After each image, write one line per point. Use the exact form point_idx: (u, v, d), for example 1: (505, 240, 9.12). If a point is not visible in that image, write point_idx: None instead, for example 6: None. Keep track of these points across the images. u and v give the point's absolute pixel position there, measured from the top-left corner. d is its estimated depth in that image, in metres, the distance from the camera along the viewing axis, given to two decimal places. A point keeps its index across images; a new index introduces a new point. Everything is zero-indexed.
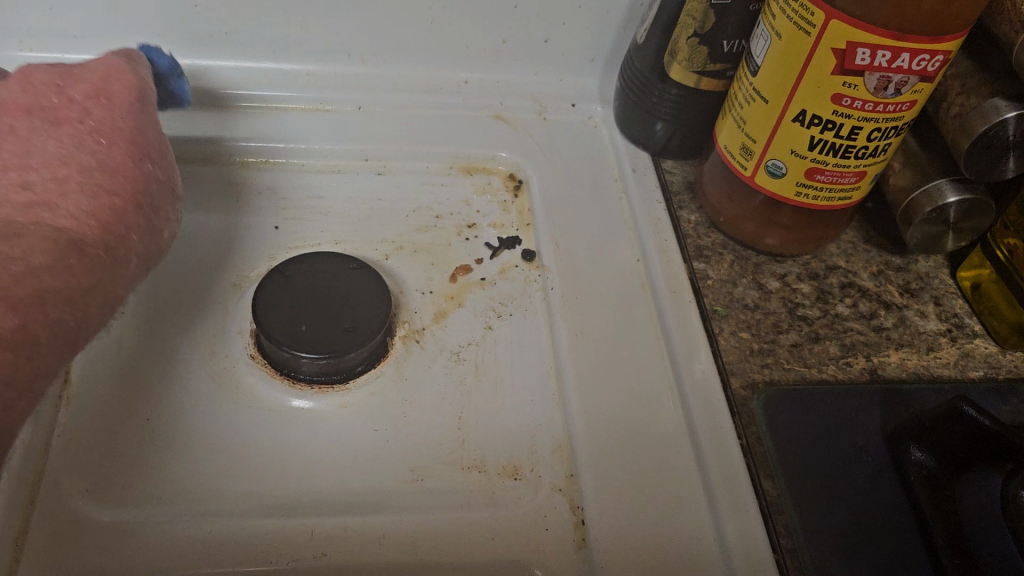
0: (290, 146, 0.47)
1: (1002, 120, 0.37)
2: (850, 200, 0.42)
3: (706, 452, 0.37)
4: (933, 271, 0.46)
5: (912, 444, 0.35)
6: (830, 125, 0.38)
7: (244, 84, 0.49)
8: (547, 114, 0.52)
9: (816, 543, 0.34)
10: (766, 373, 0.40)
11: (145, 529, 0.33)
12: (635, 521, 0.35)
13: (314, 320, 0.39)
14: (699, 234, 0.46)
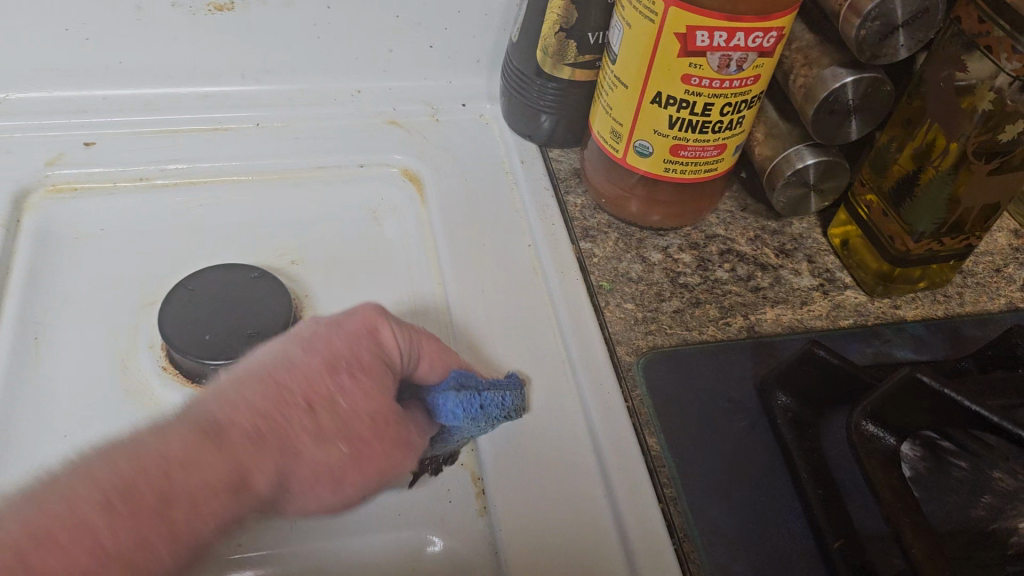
0: (193, 166, 0.49)
1: (842, 84, 0.40)
2: (717, 171, 0.45)
3: (594, 419, 0.39)
4: (807, 232, 0.50)
5: (778, 390, 0.38)
6: (684, 104, 0.41)
7: (142, 110, 0.51)
8: (439, 116, 0.54)
9: (693, 487, 0.37)
10: (650, 338, 0.43)
11: None
12: (531, 487, 0.37)
13: (218, 330, 0.41)
14: (585, 216, 0.49)
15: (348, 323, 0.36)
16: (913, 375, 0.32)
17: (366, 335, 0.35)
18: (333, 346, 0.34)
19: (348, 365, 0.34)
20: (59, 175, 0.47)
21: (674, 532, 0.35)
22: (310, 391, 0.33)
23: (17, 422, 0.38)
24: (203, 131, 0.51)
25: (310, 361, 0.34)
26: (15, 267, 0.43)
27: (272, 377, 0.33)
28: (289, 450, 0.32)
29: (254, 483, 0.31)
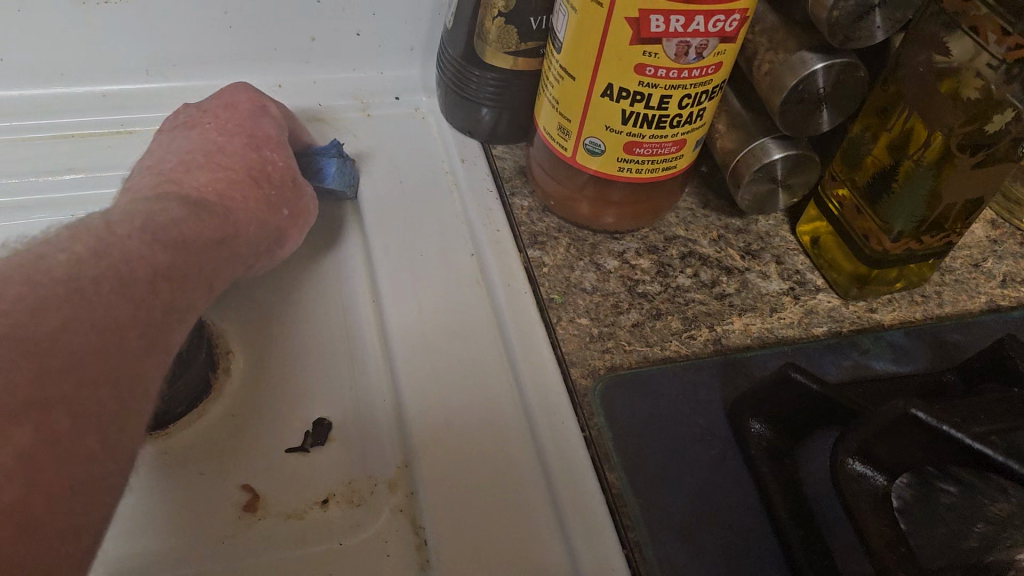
0: (90, 175, 0.43)
1: (811, 73, 0.36)
2: (676, 168, 0.41)
3: (548, 454, 0.35)
4: (773, 230, 0.46)
5: (750, 416, 0.34)
6: (638, 97, 0.36)
7: (32, 115, 0.45)
8: (370, 110, 0.49)
9: (660, 532, 0.32)
10: (607, 358, 0.38)
11: None
12: (478, 538, 0.32)
13: None
14: (533, 220, 0.44)
15: (230, 98, 0.44)
16: (906, 410, 0.28)
17: (264, 111, 0.44)
18: (226, 103, 0.44)
19: (240, 109, 0.43)
20: None
21: None
22: (225, 120, 0.43)
23: None
24: (101, 135, 0.45)
25: (210, 133, 0.42)
26: None
27: (188, 151, 0.41)
28: (266, 184, 0.41)
29: (249, 196, 0.40)
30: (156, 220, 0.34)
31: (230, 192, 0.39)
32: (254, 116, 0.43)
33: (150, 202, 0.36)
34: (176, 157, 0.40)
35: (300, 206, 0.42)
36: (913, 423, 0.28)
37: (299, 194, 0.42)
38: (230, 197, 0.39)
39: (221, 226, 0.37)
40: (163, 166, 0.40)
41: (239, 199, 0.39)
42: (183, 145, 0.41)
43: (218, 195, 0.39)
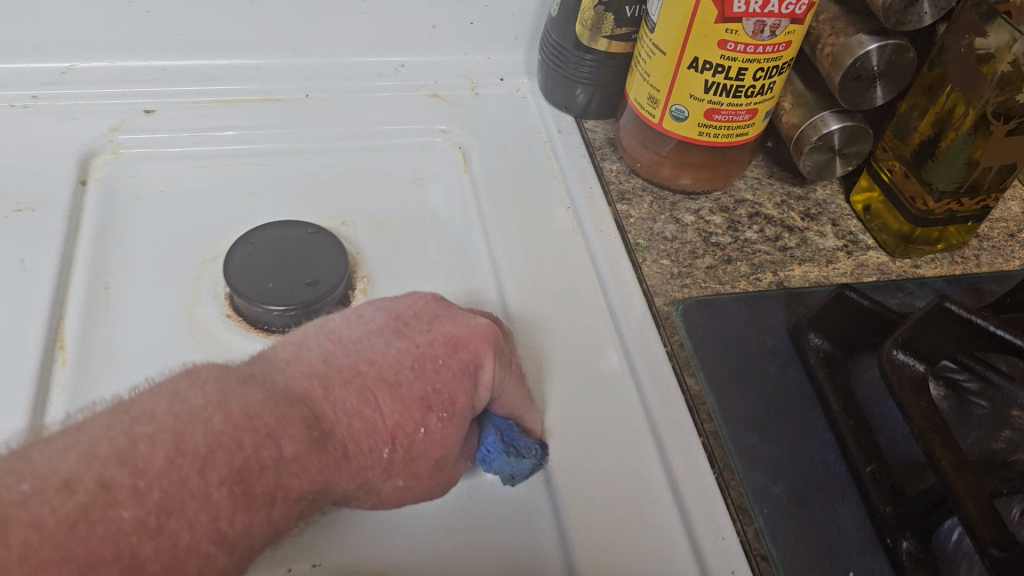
0: (248, 132, 0.52)
1: (866, 52, 0.43)
2: (748, 135, 0.47)
3: (637, 359, 0.42)
4: (830, 198, 0.52)
5: (810, 331, 0.41)
6: (720, 68, 0.43)
7: (198, 81, 0.54)
8: (478, 89, 0.57)
9: (732, 421, 0.39)
10: (686, 291, 0.45)
11: None
12: (579, 427, 0.39)
13: (282, 278, 0.44)
14: (621, 180, 0.52)
15: (455, 325, 0.36)
16: (941, 301, 0.35)
17: (473, 373, 0.35)
18: (448, 332, 0.36)
19: (440, 357, 0.35)
20: (121, 140, 0.50)
21: (715, 463, 0.38)
22: (433, 350, 0.35)
23: (91, 366, 0.41)
24: (254, 100, 0.54)
25: (403, 356, 0.35)
26: (83, 222, 0.46)
27: (386, 353, 0.35)
28: (399, 450, 0.33)
29: (391, 444, 0.33)
30: (258, 463, 0.29)
31: (354, 459, 0.32)
32: (466, 368, 0.35)
33: (281, 403, 0.31)
34: (359, 354, 0.34)
35: (427, 485, 0.34)
36: (947, 314, 0.35)
37: (441, 473, 0.35)
38: (366, 447, 0.33)
39: (322, 481, 0.31)
40: (332, 355, 0.34)
41: (364, 456, 0.32)
42: (381, 348, 0.35)
43: (357, 445, 0.32)
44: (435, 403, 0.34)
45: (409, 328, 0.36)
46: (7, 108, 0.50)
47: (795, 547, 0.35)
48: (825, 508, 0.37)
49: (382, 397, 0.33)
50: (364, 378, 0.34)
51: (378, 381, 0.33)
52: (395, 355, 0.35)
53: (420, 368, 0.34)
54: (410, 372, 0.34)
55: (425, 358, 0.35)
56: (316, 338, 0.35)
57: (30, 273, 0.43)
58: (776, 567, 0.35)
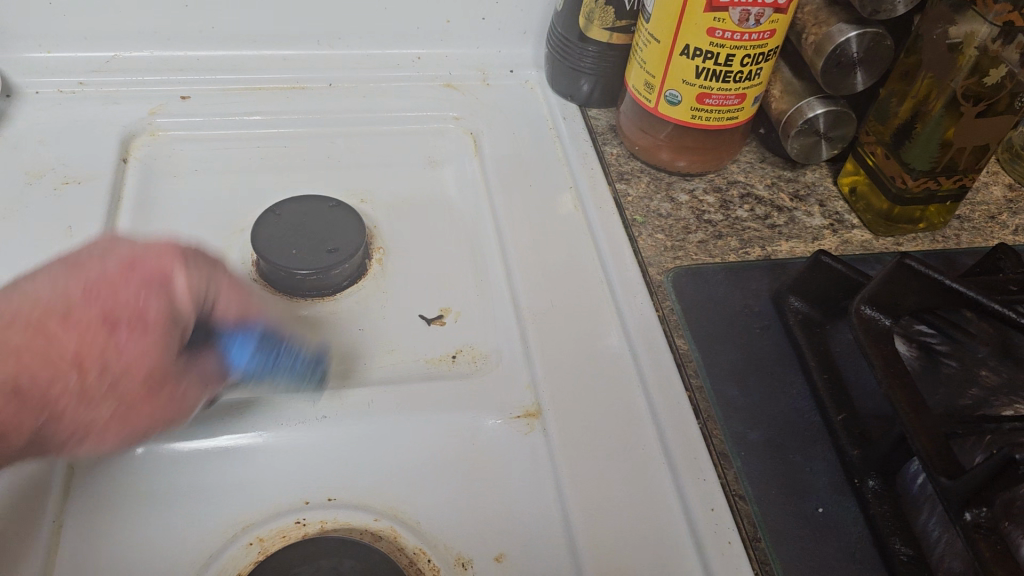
0: (274, 117, 0.56)
1: (846, 40, 0.46)
2: (737, 119, 0.51)
3: (630, 322, 0.46)
4: (819, 181, 0.55)
5: (790, 295, 0.44)
6: (709, 55, 0.47)
7: (230, 71, 0.58)
8: (490, 80, 0.61)
9: (717, 376, 0.43)
10: (678, 261, 0.49)
11: None
12: (575, 385, 0.43)
13: (305, 246, 0.47)
14: (621, 162, 0.55)
15: (121, 246, 0.37)
16: (903, 257, 0.38)
17: (163, 285, 0.36)
18: (92, 268, 0.36)
19: (98, 262, 0.36)
20: (159, 123, 0.54)
21: (700, 414, 0.41)
22: (103, 275, 0.35)
23: None
24: (281, 89, 0.58)
25: (74, 287, 0.35)
26: (124, 195, 0.51)
27: (52, 289, 0.35)
28: (87, 376, 0.34)
29: (84, 381, 0.34)
30: None
31: (78, 403, 0.34)
32: (176, 274, 0.36)
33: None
34: (24, 294, 0.35)
35: (136, 411, 0.35)
36: (906, 269, 0.38)
37: (110, 424, 0.34)
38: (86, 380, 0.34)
39: None
40: (46, 285, 0.35)
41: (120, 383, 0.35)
42: (35, 283, 0.35)
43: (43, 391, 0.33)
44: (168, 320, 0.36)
45: (85, 262, 0.36)
46: (56, 94, 0.55)
47: (771, 485, 0.39)
48: (799, 452, 0.40)
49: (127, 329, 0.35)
50: (107, 316, 0.35)
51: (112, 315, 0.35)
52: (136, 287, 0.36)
53: (138, 296, 0.35)
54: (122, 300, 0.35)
55: (130, 274, 0.36)
56: (65, 281, 0.35)
57: (76, 239, 0.47)
58: (752, 504, 0.38)
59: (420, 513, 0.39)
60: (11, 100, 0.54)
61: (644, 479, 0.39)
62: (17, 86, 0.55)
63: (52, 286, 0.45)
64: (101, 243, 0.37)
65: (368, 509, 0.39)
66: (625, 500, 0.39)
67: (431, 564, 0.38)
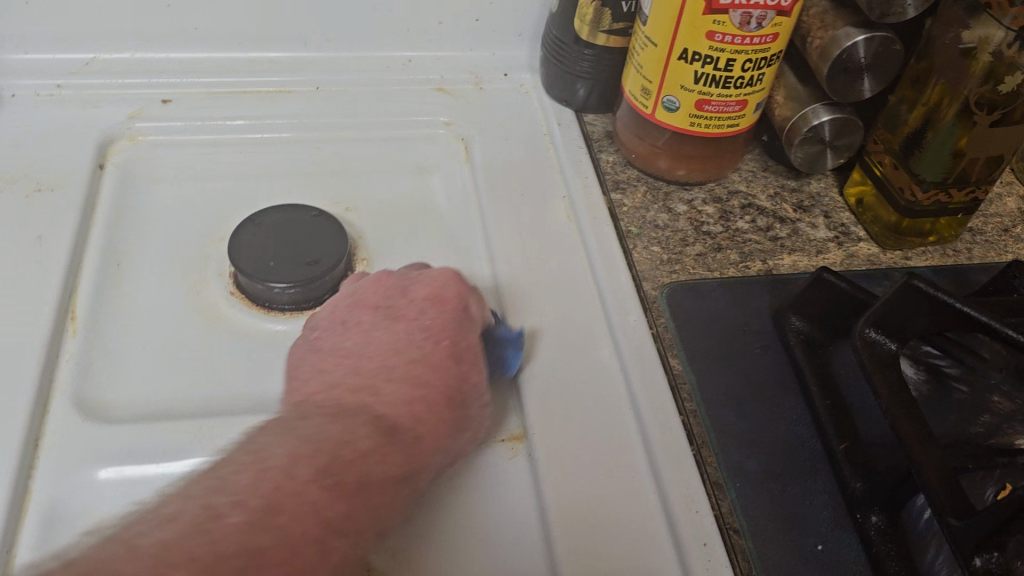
0: (258, 122, 0.54)
1: (853, 44, 0.44)
2: (739, 126, 0.49)
3: (622, 339, 0.43)
4: (823, 191, 0.53)
5: (792, 314, 0.42)
6: (708, 59, 0.45)
7: (214, 73, 0.56)
8: (483, 84, 0.59)
9: (712, 400, 0.40)
10: (674, 275, 0.46)
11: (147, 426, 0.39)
12: (563, 407, 0.41)
13: (284, 258, 0.45)
14: (617, 171, 0.53)
15: (397, 286, 0.43)
16: (909, 277, 0.36)
17: (465, 314, 0.41)
18: (386, 304, 0.43)
19: (370, 314, 0.42)
20: (139, 128, 0.53)
21: (694, 440, 0.39)
22: (391, 304, 0.43)
23: (100, 336, 0.43)
24: (266, 92, 0.56)
25: (355, 337, 0.42)
26: (99, 203, 0.49)
27: (376, 356, 0.41)
28: (401, 450, 0.37)
29: (378, 406, 0.39)
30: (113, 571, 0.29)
31: (287, 495, 0.33)
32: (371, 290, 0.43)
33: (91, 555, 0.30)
34: (355, 364, 0.40)
35: (467, 424, 0.39)
36: (914, 290, 0.36)
37: (452, 436, 0.39)
38: (295, 480, 0.34)
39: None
40: (336, 379, 0.40)
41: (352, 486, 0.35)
42: (374, 337, 0.41)
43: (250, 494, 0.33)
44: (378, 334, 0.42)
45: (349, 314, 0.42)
46: (33, 97, 0.53)
47: (767, 519, 0.36)
48: (797, 482, 0.37)
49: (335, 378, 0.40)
50: (362, 343, 0.41)
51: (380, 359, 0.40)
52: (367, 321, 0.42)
53: (340, 337, 0.42)
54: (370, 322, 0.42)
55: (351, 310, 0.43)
56: (327, 364, 0.41)
57: (47, 247, 0.45)
58: (746, 539, 0.36)
59: (396, 543, 0.36)
60: None
61: (632, 508, 0.37)
62: None
63: (19, 296, 0.43)
64: (355, 286, 0.43)
65: None
66: (614, 531, 0.36)
67: None
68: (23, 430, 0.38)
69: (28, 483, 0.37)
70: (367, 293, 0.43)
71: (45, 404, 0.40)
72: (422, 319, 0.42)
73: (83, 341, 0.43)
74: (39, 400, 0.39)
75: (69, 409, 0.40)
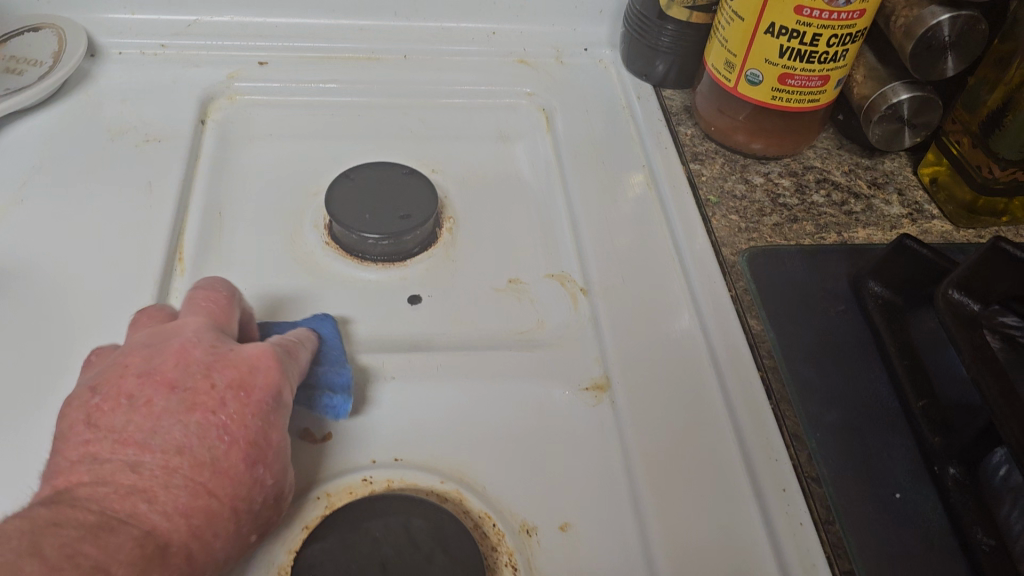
0: (351, 86, 0.56)
1: (938, 22, 0.45)
2: (819, 102, 0.50)
3: (702, 301, 0.45)
4: (898, 169, 0.54)
5: (870, 279, 0.43)
6: (795, 34, 0.46)
7: (308, 38, 0.58)
8: (564, 58, 0.61)
9: (791, 358, 0.42)
10: (752, 242, 0.48)
11: None
12: (645, 361, 0.43)
13: (378, 211, 0.48)
14: (695, 143, 0.55)
15: (163, 356, 0.35)
16: (994, 242, 0.36)
17: (276, 404, 0.35)
18: (98, 406, 0.34)
19: (126, 406, 0.33)
20: (238, 87, 0.55)
21: (773, 394, 0.41)
22: (190, 386, 0.34)
23: (205, 278, 0.45)
24: (357, 59, 0.58)
25: (188, 405, 0.34)
26: (201, 154, 0.51)
27: (225, 412, 0.34)
28: (189, 531, 0.31)
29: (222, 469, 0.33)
30: None
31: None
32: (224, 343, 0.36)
33: None
34: (164, 447, 0.32)
35: (269, 528, 0.34)
36: (998, 253, 0.36)
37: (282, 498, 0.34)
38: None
39: None
40: (108, 472, 0.32)
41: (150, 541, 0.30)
42: (161, 427, 0.33)
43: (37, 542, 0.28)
44: (221, 402, 0.34)
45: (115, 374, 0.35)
46: (139, 55, 0.56)
47: (845, 469, 0.38)
48: (876, 437, 0.39)
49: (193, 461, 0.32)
50: (140, 411, 0.33)
51: (210, 414, 0.34)
52: (129, 379, 0.34)
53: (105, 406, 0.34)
54: (212, 387, 0.34)
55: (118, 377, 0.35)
56: (75, 454, 0.32)
57: (155, 193, 0.48)
58: (825, 487, 0.37)
59: (485, 477, 0.39)
60: (95, 60, 0.55)
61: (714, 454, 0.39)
62: (101, 47, 0.56)
63: (131, 238, 0.46)
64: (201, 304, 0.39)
65: (434, 472, 0.39)
66: (693, 482, 0.38)
67: (496, 528, 0.37)
68: None
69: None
70: (142, 351, 0.36)
71: None
72: (232, 382, 0.35)
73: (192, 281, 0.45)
74: None
75: None
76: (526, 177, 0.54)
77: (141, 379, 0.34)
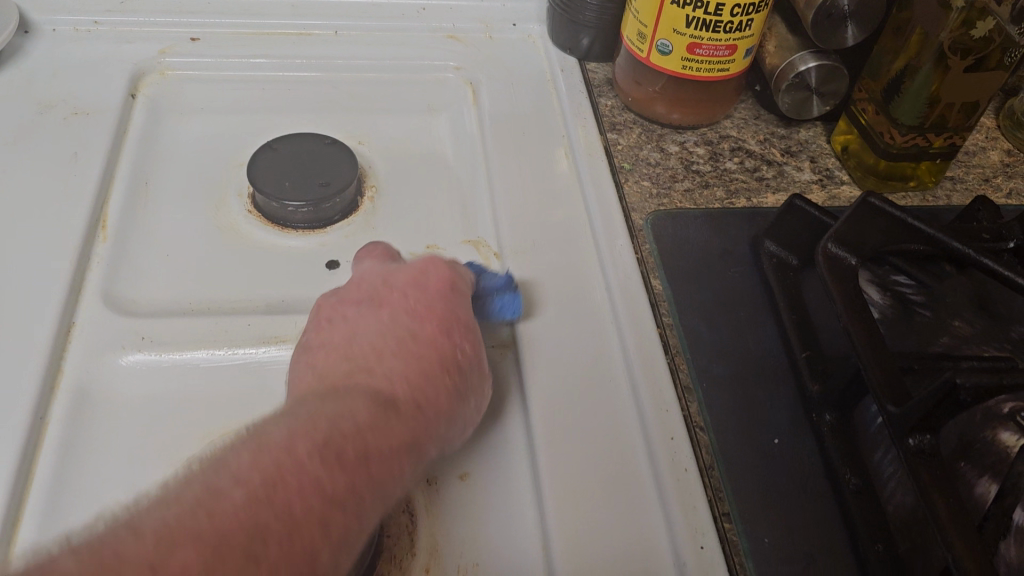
0: (281, 62, 0.58)
1: None
2: (729, 71, 0.51)
3: (608, 262, 0.46)
4: (812, 138, 0.56)
5: (767, 239, 0.46)
6: (698, 3, 0.47)
7: (240, 14, 0.60)
8: (493, 33, 0.62)
9: (688, 314, 0.44)
10: (660, 205, 0.50)
11: (169, 319, 0.43)
12: (546, 319, 0.44)
13: (299, 179, 0.49)
14: (615, 114, 0.57)
15: (350, 283, 0.42)
16: (863, 195, 0.40)
17: (453, 289, 0.41)
18: (308, 334, 0.40)
19: (328, 325, 0.39)
20: (169, 63, 0.56)
21: (668, 348, 0.42)
22: (376, 294, 0.41)
23: (128, 244, 0.47)
24: (289, 34, 0.59)
25: (392, 311, 0.40)
26: (130, 127, 0.53)
27: (408, 308, 0.40)
28: (412, 398, 0.36)
29: (416, 345, 0.38)
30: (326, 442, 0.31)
31: (288, 471, 0.29)
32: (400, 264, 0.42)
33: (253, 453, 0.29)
34: (369, 339, 0.38)
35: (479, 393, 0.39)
36: (869, 205, 0.40)
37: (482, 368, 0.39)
38: (295, 455, 0.30)
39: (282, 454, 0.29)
40: (328, 361, 0.38)
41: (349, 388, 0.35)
42: (364, 326, 0.39)
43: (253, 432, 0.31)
44: (395, 302, 0.40)
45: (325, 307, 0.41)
46: (72, 31, 0.57)
47: (729, 419, 0.40)
48: (761, 387, 0.41)
49: (383, 356, 0.37)
50: (347, 318, 0.40)
51: (400, 314, 0.39)
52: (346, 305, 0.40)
53: (371, 316, 0.39)
54: (385, 293, 0.40)
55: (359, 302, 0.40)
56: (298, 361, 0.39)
57: (81, 164, 0.49)
58: (710, 434, 0.39)
59: None
60: (28, 37, 0.56)
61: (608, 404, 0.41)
62: (35, 24, 0.57)
63: (55, 206, 0.47)
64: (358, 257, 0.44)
65: None
66: (590, 429, 0.39)
67: None
68: (55, 317, 0.42)
69: (60, 362, 0.41)
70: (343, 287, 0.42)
71: (76, 297, 0.43)
72: (407, 284, 0.41)
73: (113, 247, 0.46)
74: (71, 294, 0.43)
75: (99, 302, 0.43)
76: (450, 147, 0.55)
77: (338, 304, 0.41)
